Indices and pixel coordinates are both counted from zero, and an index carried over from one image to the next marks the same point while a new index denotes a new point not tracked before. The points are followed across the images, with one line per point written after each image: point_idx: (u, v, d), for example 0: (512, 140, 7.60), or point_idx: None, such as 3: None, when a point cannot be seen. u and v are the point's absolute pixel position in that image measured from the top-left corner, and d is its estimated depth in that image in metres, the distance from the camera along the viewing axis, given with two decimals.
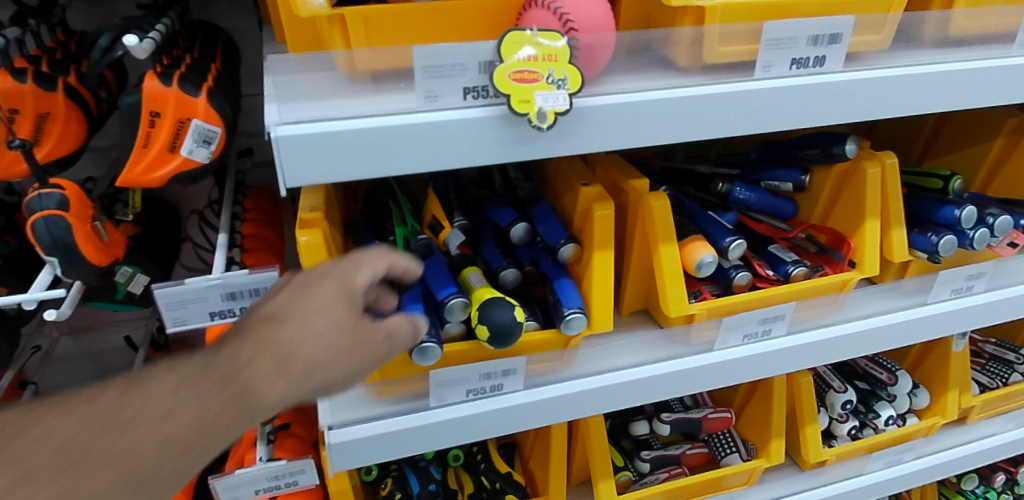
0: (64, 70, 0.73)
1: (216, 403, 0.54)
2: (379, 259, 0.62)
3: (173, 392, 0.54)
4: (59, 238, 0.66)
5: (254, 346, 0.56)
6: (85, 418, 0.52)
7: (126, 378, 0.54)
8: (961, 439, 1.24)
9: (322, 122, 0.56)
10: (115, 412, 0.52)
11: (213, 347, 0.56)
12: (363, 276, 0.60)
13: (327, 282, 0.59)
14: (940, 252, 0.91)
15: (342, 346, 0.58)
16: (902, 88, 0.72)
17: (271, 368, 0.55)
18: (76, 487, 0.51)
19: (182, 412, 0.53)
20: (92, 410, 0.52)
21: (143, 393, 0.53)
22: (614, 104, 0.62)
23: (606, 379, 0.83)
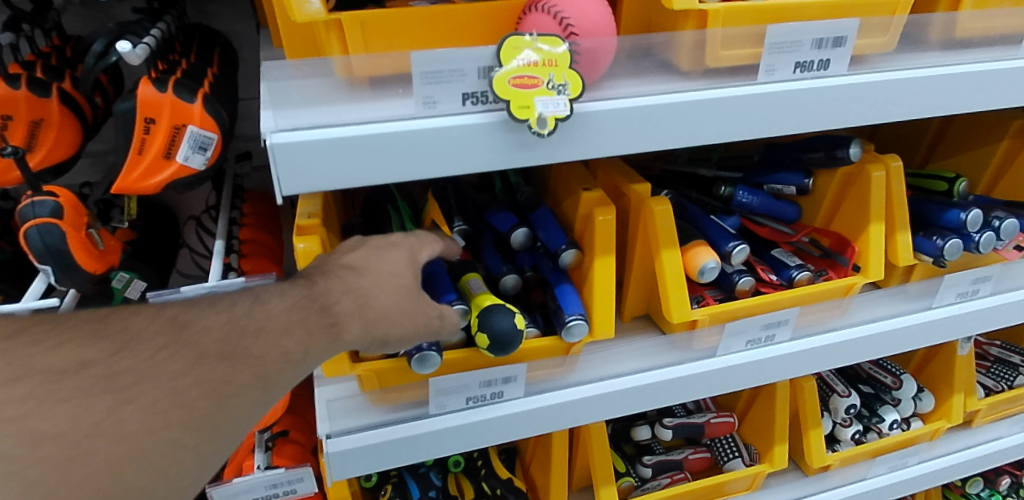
0: (58, 76, 0.73)
1: (310, 330, 0.58)
2: (436, 241, 0.70)
3: (284, 313, 0.58)
4: (52, 246, 0.66)
5: (342, 287, 0.61)
6: (227, 323, 0.56)
7: (247, 294, 0.59)
8: (966, 443, 1.23)
9: (318, 129, 0.55)
10: (247, 319, 0.57)
11: (301, 281, 0.61)
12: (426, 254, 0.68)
13: (396, 251, 0.66)
14: (945, 256, 0.90)
15: (410, 305, 0.63)
16: (908, 91, 0.71)
17: (350, 309, 0.61)
18: (232, 377, 0.54)
19: (291, 333, 0.57)
20: (231, 315, 0.56)
21: (262, 309, 0.58)
22: (615, 109, 0.61)
23: (608, 385, 0.82)
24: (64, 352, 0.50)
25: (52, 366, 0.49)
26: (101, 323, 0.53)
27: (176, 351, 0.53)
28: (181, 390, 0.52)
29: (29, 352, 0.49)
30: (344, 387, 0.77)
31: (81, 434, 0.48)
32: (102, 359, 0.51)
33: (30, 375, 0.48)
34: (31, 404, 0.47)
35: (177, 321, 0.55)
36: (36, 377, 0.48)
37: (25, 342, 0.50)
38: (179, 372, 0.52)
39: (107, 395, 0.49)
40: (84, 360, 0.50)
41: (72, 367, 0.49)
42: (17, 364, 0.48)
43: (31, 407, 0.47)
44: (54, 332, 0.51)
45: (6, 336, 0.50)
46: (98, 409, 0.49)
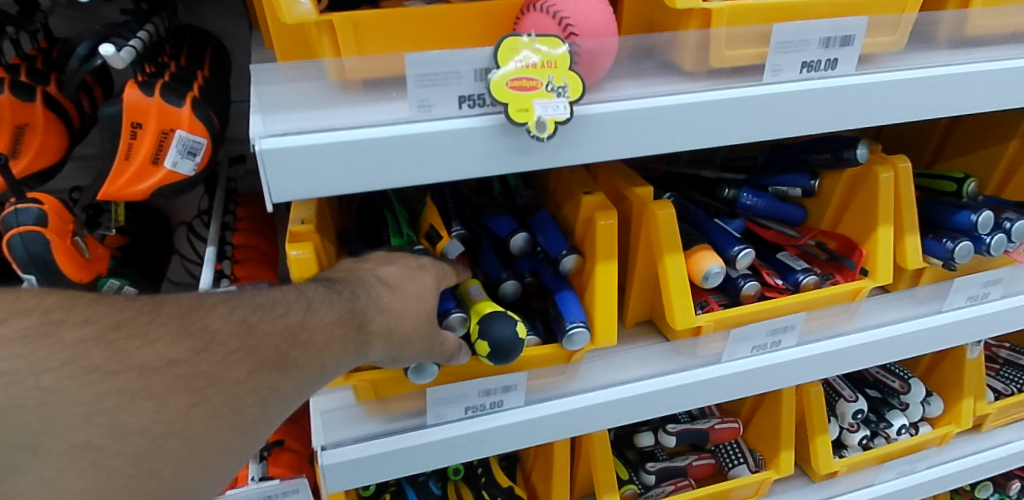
0: (44, 79, 0.71)
1: (346, 349, 0.57)
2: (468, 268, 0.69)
3: (329, 325, 0.56)
4: (36, 254, 0.65)
5: (377, 305, 0.60)
6: (283, 331, 0.54)
7: (298, 299, 0.56)
8: (976, 448, 1.21)
9: (309, 134, 0.53)
10: (301, 327, 0.55)
11: (338, 289, 0.59)
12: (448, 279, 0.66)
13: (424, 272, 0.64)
14: (955, 259, 0.88)
15: (429, 335, 0.62)
16: (919, 91, 0.69)
17: (380, 329, 0.59)
18: (279, 385, 0.53)
19: (329, 348, 0.56)
20: (286, 323, 0.54)
21: (313, 318, 0.56)
22: (618, 111, 0.59)
23: (611, 393, 0.80)
24: (155, 348, 0.48)
25: (143, 361, 0.47)
26: (186, 318, 0.51)
27: (244, 356, 0.52)
28: (240, 396, 0.51)
29: (130, 343, 0.47)
30: (339, 397, 0.76)
31: (156, 432, 0.47)
32: (185, 358, 0.49)
33: (126, 369, 0.47)
34: (124, 397, 0.46)
35: (246, 323, 0.53)
36: (131, 371, 0.47)
37: (125, 333, 0.48)
38: (243, 378, 0.51)
39: (183, 394, 0.48)
40: (174, 357, 0.49)
41: (159, 364, 0.48)
42: (118, 356, 0.47)
43: (122, 401, 0.46)
44: (150, 323, 0.49)
45: (111, 326, 0.48)
46: (172, 408, 0.48)
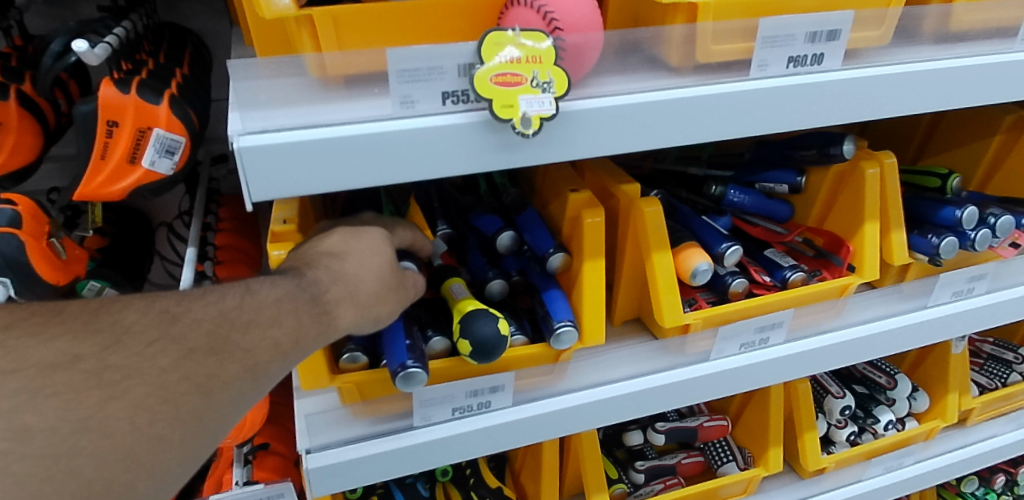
0: (17, 77, 0.69)
1: (303, 321, 0.55)
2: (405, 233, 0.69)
3: (275, 303, 0.54)
4: (10, 257, 0.63)
5: (330, 275, 0.58)
6: (216, 316, 0.52)
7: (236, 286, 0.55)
8: (961, 442, 1.22)
9: (288, 131, 0.52)
10: (235, 310, 0.53)
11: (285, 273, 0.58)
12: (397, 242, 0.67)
13: (372, 233, 0.63)
14: (940, 255, 0.88)
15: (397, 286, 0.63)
16: (902, 86, 0.69)
17: (343, 298, 0.58)
18: (220, 371, 0.50)
19: (282, 323, 0.54)
20: (220, 307, 0.52)
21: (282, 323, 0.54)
22: (603, 108, 0.58)
23: (599, 393, 0.79)
24: (55, 345, 0.46)
25: (41, 359, 0.45)
26: (94, 316, 0.49)
27: (165, 346, 0.49)
28: (170, 386, 0.48)
29: (23, 343, 0.46)
30: (323, 401, 0.75)
31: (66, 431, 0.44)
32: (93, 353, 0.47)
33: (21, 368, 0.44)
34: (22, 397, 0.43)
35: (169, 313, 0.51)
36: (28, 369, 0.45)
37: (18, 333, 0.46)
38: (168, 367, 0.48)
39: (95, 389, 0.45)
40: (77, 353, 0.46)
41: (61, 360, 0.46)
42: (9, 356, 0.45)
43: (20, 401, 0.43)
44: (45, 323, 0.47)
45: (0, 326, 0.46)
46: (84, 404, 0.45)
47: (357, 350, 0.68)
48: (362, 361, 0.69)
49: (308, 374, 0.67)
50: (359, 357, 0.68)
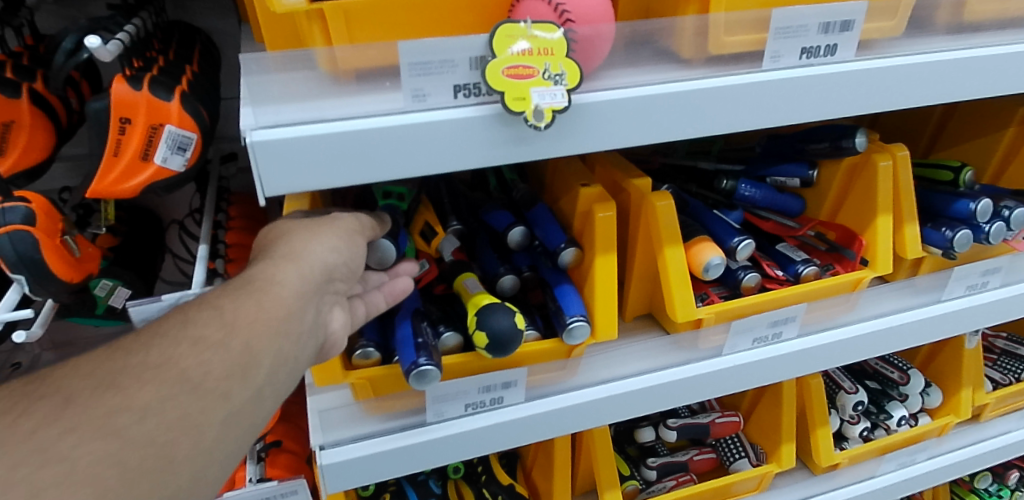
0: (30, 76, 0.70)
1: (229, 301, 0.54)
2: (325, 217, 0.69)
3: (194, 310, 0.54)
4: (25, 254, 0.63)
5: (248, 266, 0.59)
6: (96, 364, 0.49)
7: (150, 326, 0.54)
8: (975, 438, 1.21)
9: (301, 126, 0.52)
10: (127, 346, 0.50)
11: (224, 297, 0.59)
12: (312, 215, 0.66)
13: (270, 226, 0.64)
14: (955, 248, 0.87)
15: (325, 223, 0.62)
16: (916, 77, 0.68)
17: (266, 267, 0.57)
18: (125, 403, 0.46)
19: (200, 322, 0.52)
20: (103, 354, 0.50)
21: (200, 326, 0.52)
22: (615, 100, 0.58)
23: (611, 389, 0.79)
24: None
25: None
26: None
27: (34, 408, 0.45)
28: (54, 439, 0.44)
29: None
30: (336, 397, 0.75)
31: None
32: None
33: None
34: None
35: (30, 384, 0.47)
36: None
37: None
38: (42, 426, 0.44)
39: None
40: None
41: None
42: None
43: None
44: None
45: None
46: None
47: (371, 345, 0.69)
48: (375, 357, 0.69)
49: (321, 370, 0.68)
50: (372, 352, 0.69)
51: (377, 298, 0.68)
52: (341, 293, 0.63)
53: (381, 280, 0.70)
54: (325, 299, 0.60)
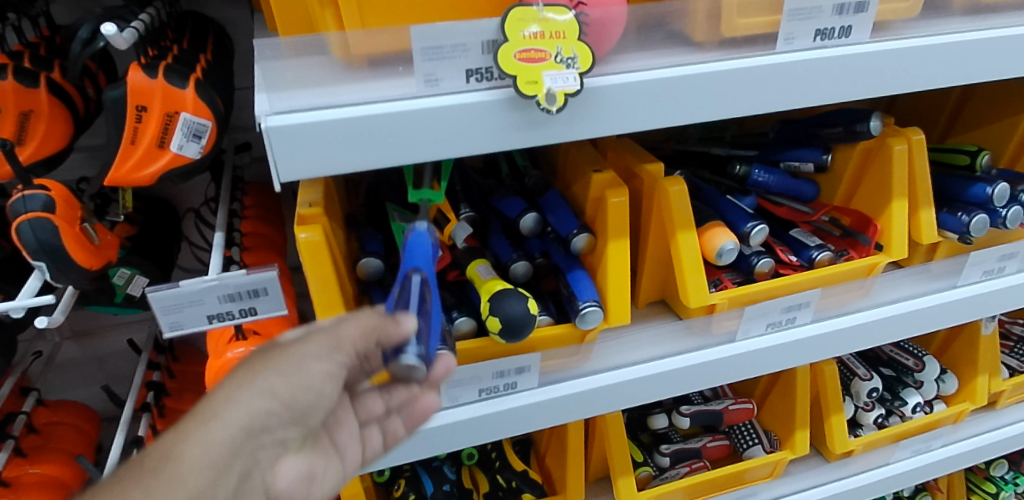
0: (47, 66, 0.71)
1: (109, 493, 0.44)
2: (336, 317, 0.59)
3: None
4: (46, 242, 0.64)
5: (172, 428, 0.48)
6: None
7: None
8: (991, 426, 1.20)
9: (314, 111, 0.52)
10: None
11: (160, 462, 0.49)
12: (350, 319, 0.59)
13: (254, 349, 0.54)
14: (971, 233, 0.86)
15: (282, 350, 0.52)
16: (931, 59, 0.68)
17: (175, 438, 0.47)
18: None
19: None
20: None
21: None
22: (627, 84, 0.58)
23: (624, 374, 0.79)
24: None
25: None
26: None
27: None
28: None
29: None
30: None
31: None
32: None
33: None
34: None
35: None
36: None
37: None
38: None
39: None
40: None
41: None
42: None
43: None
44: None
45: None
46: None
47: None
48: None
49: None
50: None
51: (398, 423, 0.61)
52: (291, 442, 0.51)
53: (403, 396, 0.59)
54: (256, 458, 0.49)
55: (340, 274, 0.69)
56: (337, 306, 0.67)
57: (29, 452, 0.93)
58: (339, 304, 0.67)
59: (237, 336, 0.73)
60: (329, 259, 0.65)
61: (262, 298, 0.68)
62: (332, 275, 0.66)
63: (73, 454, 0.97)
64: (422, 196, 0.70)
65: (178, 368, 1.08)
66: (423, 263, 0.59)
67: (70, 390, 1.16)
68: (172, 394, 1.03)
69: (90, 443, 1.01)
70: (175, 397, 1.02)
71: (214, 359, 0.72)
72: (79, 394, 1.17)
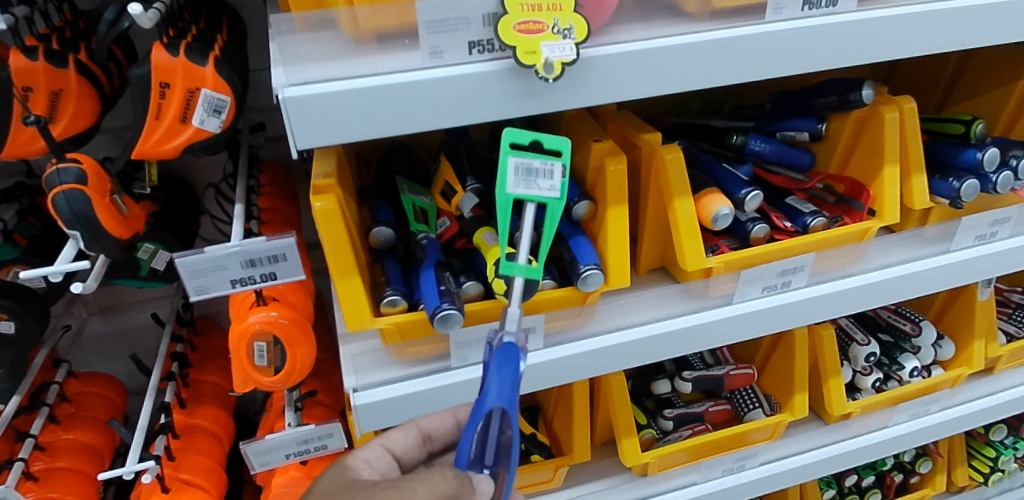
0: (74, 48, 0.75)
1: None
2: (409, 432, 0.72)
3: None
4: (79, 212, 0.68)
5: None
6: None
7: None
8: (988, 390, 1.23)
9: (327, 82, 0.56)
10: None
11: None
12: (424, 434, 0.72)
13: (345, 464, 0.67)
14: (962, 198, 0.89)
15: (357, 497, 0.59)
16: (915, 27, 0.70)
17: None
18: None
19: None
20: None
21: None
22: (621, 54, 0.61)
23: (626, 334, 0.83)
24: None
25: None
26: None
27: None
28: None
29: None
30: (368, 343, 0.79)
31: None
32: None
33: None
34: None
35: None
36: None
37: None
38: None
39: None
40: None
41: None
42: None
43: None
44: None
45: None
46: None
47: (397, 294, 0.73)
48: (401, 305, 0.73)
49: (352, 315, 0.72)
50: (398, 300, 0.73)
51: None
52: None
53: None
54: None
55: (353, 240, 0.72)
56: (351, 271, 0.71)
57: (63, 419, 0.98)
58: (353, 268, 0.71)
59: (257, 301, 0.78)
60: (343, 226, 0.69)
61: (281, 263, 0.72)
62: (346, 241, 0.69)
63: (103, 421, 1.02)
64: (516, 275, 0.65)
65: (200, 341, 1.12)
66: (506, 401, 0.61)
67: (98, 364, 1.21)
68: (194, 365, 1.07)
69: (119, 412, 1.06)
70: (197, 368, 1.07)
71: (236, 323, 0.77)
72: (106, 366, 1.22)
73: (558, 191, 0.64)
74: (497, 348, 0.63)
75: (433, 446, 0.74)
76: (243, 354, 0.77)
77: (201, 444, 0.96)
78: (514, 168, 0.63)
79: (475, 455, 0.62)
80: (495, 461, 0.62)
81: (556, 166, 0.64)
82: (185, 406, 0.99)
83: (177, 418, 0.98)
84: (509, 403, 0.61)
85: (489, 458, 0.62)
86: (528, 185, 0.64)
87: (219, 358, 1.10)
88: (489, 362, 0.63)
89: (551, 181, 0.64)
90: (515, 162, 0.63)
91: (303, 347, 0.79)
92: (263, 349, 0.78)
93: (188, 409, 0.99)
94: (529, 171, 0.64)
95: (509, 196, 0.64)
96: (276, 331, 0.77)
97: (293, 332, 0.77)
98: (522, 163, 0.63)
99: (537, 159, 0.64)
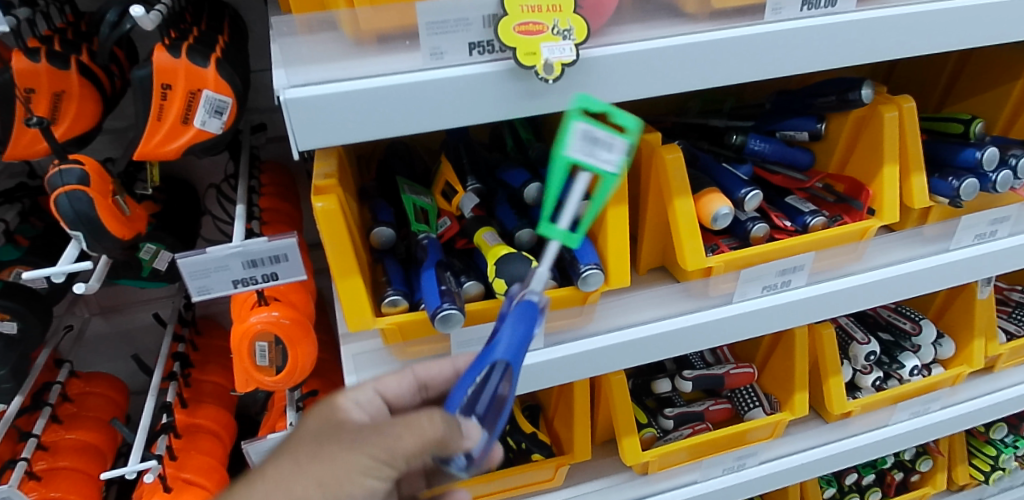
0: (76, 49, 0.75)
1: None
2: (403, 377, 0.70)
3: None
4: (82, 213, 0.69)
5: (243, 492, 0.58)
6: None
7: None
8: (988, 388, 1.23)
9: (328, 83, 0.56)
10: None
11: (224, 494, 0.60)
12: (419, 382, 0.71)
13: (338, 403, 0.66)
14: (961, 197, 0.89)
15: (344, 439, 0.59)
16: (914, 27, 0.71)
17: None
18: None
19: None
20: None
21: None
22: (620, 55, 0.61)
23: (626, 333, 0.83)
24: None
25: None
26: None
27: None
28: None
29: None
30: (369, 343, 0.79)
31: None
32: None
33: None
34: None
35: None
36: None
37: None
38: None
39: None
40: None
41: None
42: None
43: None
44: None
45: None
46: None
47: (398, 294, 0.74)
48: (402, 305, 0.74)
49: (353, 315, 0.72)
50: (399, 300, 0.73)
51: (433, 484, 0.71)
52: None
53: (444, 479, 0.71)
54: None
55: (355, 241, 0.73)
56: (352, 271, 0.71)
57: (65, 419, 0.99)
58: (355, 269, 0.71)
59: (259, 301, 0.78)
60: (344, 226, 0.69)
61: (282, 263, 0.72)
62: (347, 241, 0.69)
63: (105, 420, 1.02)
64: (552, 238, 0.59)
65: (201, 341, 1.13)
66: (512, 354, 0.60)
67: (100, 364, 1.22)
68: (196, 365, 1.08)
69: (121, 412, 1.06)
70: (198, 368, 1.07)
71: (238, 323, 0.78)
72: (109, 366, 1.23)
73: (617, 167, 0.58)
74: (518, 302, 0.62)
75: (427, 394, 0.72)
76: (244, 354, 0.77)
77: (203, 443, 0.97)
78: (579, 133, 0.58)
79: (466, 403, 0.60)
80: (485, 413, 0.60)
81: (619, 142, 0.58)
82: (187, 406, 1.00)
83: (179, 417, 0.98)
84: (514, 357, 0.60)
85: (480, 408, 0.60)
86: (588, 153, 0.58)
87: (220, 358, 1.11)
88: (508, 313, 0.62)
89: (611, 156, 0.58)
90: (581, 127, 0.58)
91: (304, 346, 0.79)
92: (264, 349, 0.79)
93: (190, 409, 1.00)
94: (592, 139, 0.58)
95: (565, 158, 0.57)
96: (278, 331, 0.77)
97: (294, 332, 0.77)
98: (588, 130, 0.58)
99: (604, 129, 0.58)
